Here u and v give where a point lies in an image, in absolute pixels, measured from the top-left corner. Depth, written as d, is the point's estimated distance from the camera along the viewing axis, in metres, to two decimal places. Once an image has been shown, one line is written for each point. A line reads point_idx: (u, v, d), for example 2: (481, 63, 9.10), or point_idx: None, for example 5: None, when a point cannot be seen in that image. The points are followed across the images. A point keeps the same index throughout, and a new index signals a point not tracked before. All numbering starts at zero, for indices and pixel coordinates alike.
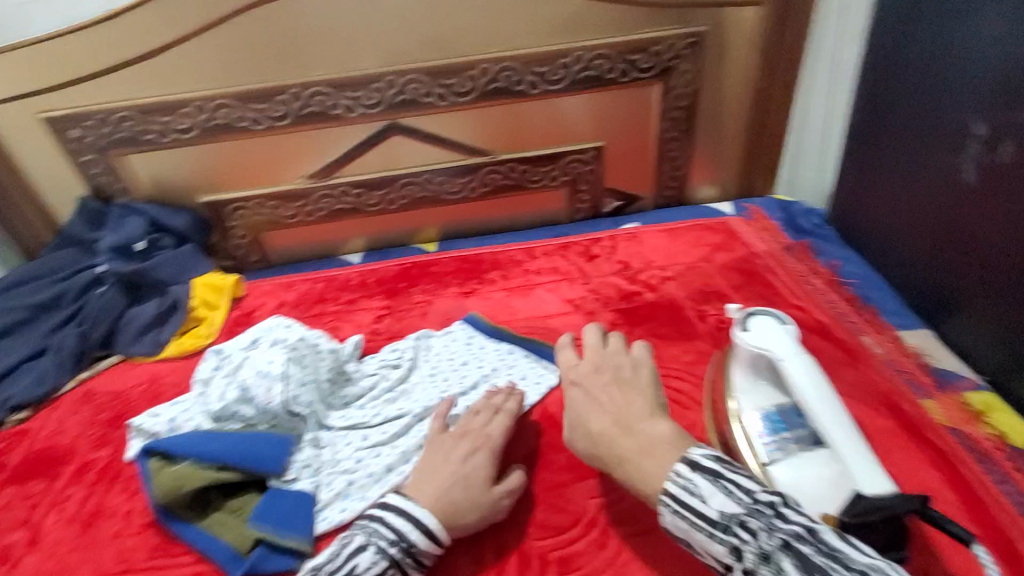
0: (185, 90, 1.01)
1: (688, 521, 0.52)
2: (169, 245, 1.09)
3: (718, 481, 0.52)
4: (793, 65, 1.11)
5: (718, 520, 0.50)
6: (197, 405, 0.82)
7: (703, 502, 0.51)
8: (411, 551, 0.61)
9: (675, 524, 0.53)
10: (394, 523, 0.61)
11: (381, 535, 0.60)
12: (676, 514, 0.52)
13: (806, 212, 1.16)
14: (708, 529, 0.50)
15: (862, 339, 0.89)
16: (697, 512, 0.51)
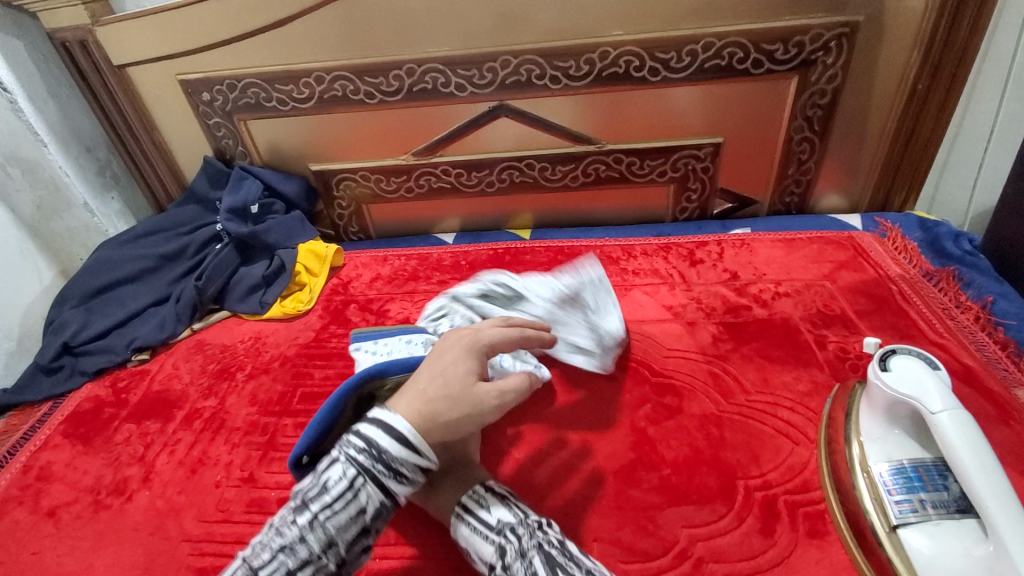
0: (307, 60, 1.03)
1: (475, 528, 0.59)
2: (280, 210, 1.13)
3: (505, 501, 0.61)
4: (964, 63, 0.95)
5: (495, 526, 0.58)
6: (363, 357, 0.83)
7: (488, 512, 0.60)
8: (381, 459, 0.57)
9: (465, 532, 0.60)
10: (367, 434, 0.58)
11: (351, 445, 0.58)
12: (467, 523, 0.60)
13: (954, 235, 1.01)
14: (485, 533, 0.58)
15: (1019, 393, 0.76)
16: (479, 518, 0.59)
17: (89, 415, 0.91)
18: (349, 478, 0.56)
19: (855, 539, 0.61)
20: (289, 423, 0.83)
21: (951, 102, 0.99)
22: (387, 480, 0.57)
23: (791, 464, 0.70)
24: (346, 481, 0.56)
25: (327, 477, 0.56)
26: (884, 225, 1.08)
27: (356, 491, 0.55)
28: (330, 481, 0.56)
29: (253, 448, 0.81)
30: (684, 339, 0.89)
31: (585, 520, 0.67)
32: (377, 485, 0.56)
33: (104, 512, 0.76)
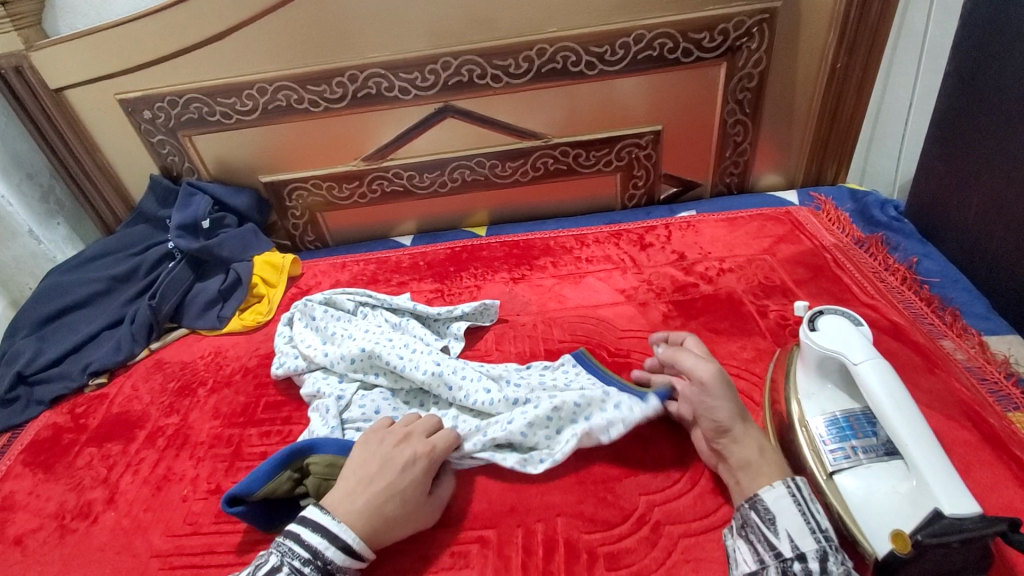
0: (248, 72, 1.03)
1: (802, 509, 0.55)
2: (233, 223, 1.13)
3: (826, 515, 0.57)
4: (877, 42, 1.02)
5: (828, 532, 0.54)
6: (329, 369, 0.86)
7: (820, 514, 0.55)
8: (327, 570, 0.58)
9: (786, 502, 0.56)
10: (314, 542, 0.58)
11: (294, 555, 0.57)
12: (794, 497, 0.56)
13: (881, 203, 1.07)
14: (812, 528, 0.54)
15: (944, 343, 0.82)
16: (813, 512, 0.55)
17: (49, 442, 0.89)
18: None
19: None
20: (254, 433, 0.84)
21: (868, 79, 1.06)
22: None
23: None
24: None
25: None
26: (818, 199, 1.14)
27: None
28: None
29: (219, 460, 0.81)
30: (637, 319, 0.93)
31: (549, 497, 0.70)
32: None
33: (70, 536, 0.75)
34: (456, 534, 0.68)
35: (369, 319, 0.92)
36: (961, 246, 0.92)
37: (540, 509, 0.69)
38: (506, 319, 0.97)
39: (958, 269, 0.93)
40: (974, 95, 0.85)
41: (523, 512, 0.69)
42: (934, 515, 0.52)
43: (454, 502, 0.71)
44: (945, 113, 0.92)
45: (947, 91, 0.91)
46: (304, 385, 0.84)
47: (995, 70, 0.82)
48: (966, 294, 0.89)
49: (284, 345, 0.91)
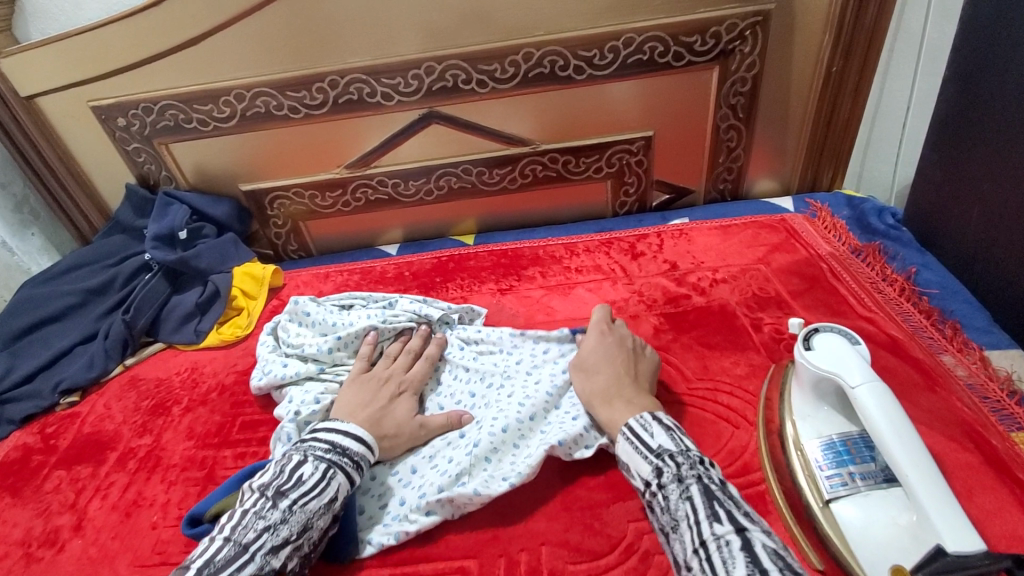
0: (225, 78, 1.00)
1: (634, 445, 0.61)
2: (212, 233, 1.09)
3: (670, 430, 0.62)
4: (873, 45, 0.99)
5: (656, 448, 0.60)
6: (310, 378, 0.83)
7: (650, 435, 0.61)
8: (348, 454, 0.64)
9: (623, 445, 0.62)
10: (334, 439, 0.65)
11: (316, 447, 0.64)
12: (626, 439, 0.62)
13: (878, 210, 1.04)
14: (644, 453, 0.60)
15: (944, 358, 0.79)
16: (642, 440, 0.61)
17: (18, 464, 0.86)
18: (322, 471, 0.61)
19: (794, 516, 0.62)
20: (228, 455, 0.80)
21: (864, 83, 1.03)
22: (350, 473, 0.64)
23: (733, 447, 0.71)
24: (321, 472, 0.61)
25: (301, 474, 0.60)
26: (814, 206, 1.11)
27: (329, 481, 0.61)
28: (304, 477, 0.60)
29: (191, 484, 0.77)
30: None
31: (533, 524, 0.67)
32: (346, 477, 0.63)
33: (35, 566, 0.72)
34: (436, 564, 0.65)
35: (355, 313, 0.90)
36: (961, 255, 0.89)
37: (523, 538, 0.66)
38: (492, 332, 0.94)
39: (957, 279, 0.90)
40: (974, 100, 0.83)
41: (506, 541, 0.66)
42: (934, 551, 0.49)
43: (434, 529, 0.68)
44: (945, 118, 0.89)
45: (947, 96, 0.88)
46: (281, 404, 0.81)
47: (995, 74, 0.79)
48: (967, 306, 0.86)
49: (269, 352, 0.88)
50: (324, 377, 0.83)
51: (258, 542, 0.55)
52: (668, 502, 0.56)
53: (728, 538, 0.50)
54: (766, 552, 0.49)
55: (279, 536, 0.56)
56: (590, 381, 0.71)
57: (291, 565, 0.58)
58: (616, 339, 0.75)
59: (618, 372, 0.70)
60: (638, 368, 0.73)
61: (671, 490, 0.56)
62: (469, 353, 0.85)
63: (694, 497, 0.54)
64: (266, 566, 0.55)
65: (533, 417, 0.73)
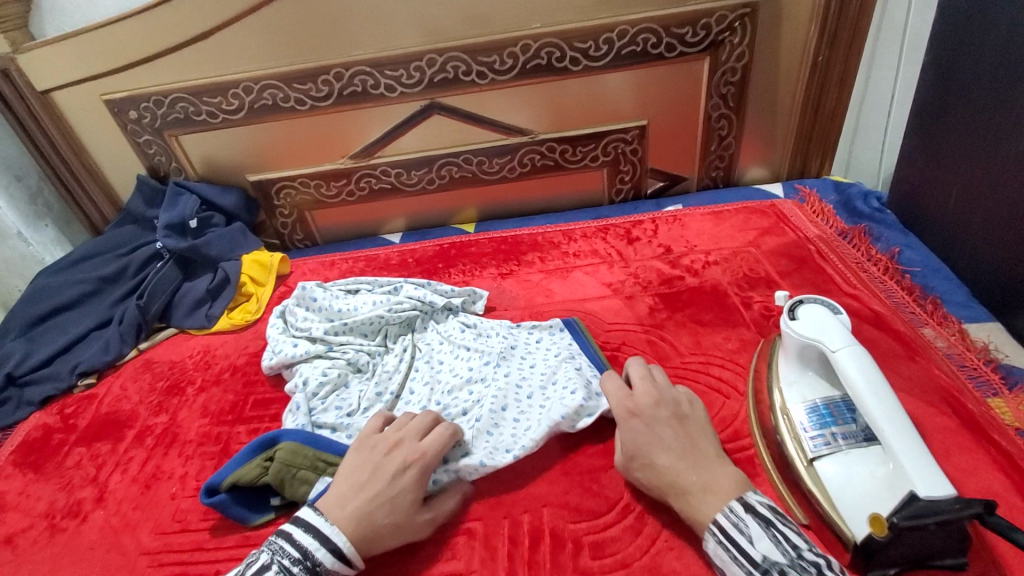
0: (233, 71, 1.04)
1: (732, 554, 0.54)
2: (220, 223, 1.13)
3: (769, 528, 0.54)
4: (858, 35, 1.03)
5: (761, 563, 0.52)
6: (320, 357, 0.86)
7: (750, 542, 0.54)
8: (316, 570, 0.57)
9: (718, 553, 0.55)
10: (301, 541, 0.58)
11: (282, 554, 0.57)
12: (721, 545, 0.55)
13: (864, 195, 1.08)
14: (746, 568, 0.53)
15: (925, 332, 0.83)
16: (742, 549, 0.54)
17: (39, 443, 0.89)
18: None
19: (781, 477, 0.66)
20: (242, 431, 0.84)
21: (850, 72, 1.07)
22: None
23: (724, 415, 0.75)
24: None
25: None
26: (803, 192, 1.14)
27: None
28: None
29: (208, 458, 0.81)
30: (623, 312, 0.94)
31: (535, 488, 0.70)
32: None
33: (60, 535, 0.75)
34: (443, 526, 0.68)
35: (361, 297, 0.94)
36: (941, 235, 0.93)
37: (526, 501, 0.69)
38: (494, 314, 0.98)
39: (939, 258, 0.94)
40: (952, 86, 0.86)
41: (509, 504, 0.69)
42: (908, 498, 0.53)
43: (442, 494, 0.71)
44: (925, 104, 0.93)
45: (927, 83, 0.92)
46: (292, 381, 0.84)
47: (971, 61, 0.83)
48: (947, 283, 0.90)
49: (279, 334, 0.91)
50: (332, 355, 0.86)
51: None
52: None
53: None
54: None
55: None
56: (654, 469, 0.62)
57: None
58: (653, 407, 0.65)
59: (680, 445, 0.62)
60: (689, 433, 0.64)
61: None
62: (468, 334, 0.89)
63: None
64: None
65: (531, 396, 0.77)
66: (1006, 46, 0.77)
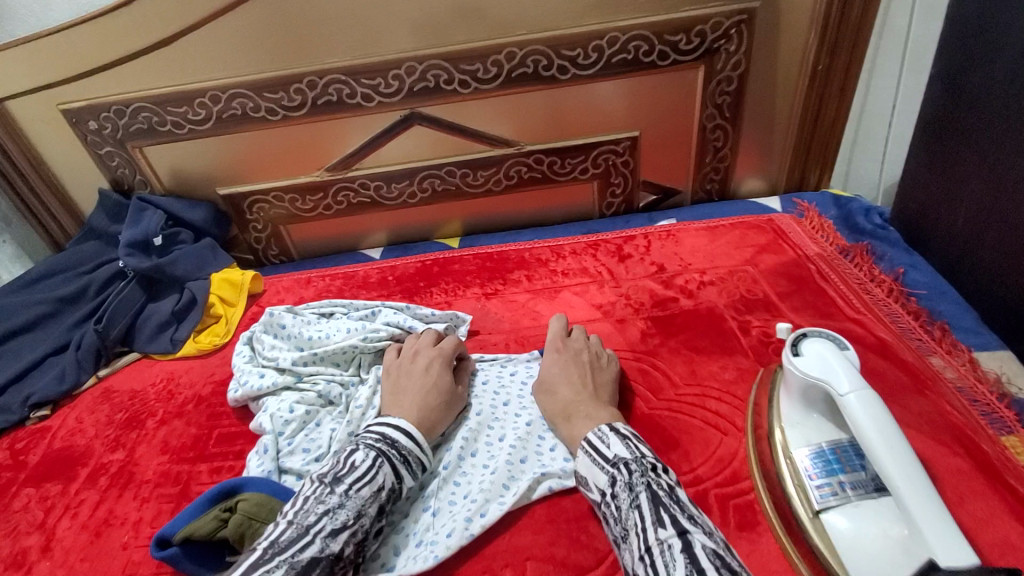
0: (199, 79, 0.97)
1: (591, 457, 0.61)
2: (188, 239, 1.07)
3: (627, 440, 0.61)
4: (858, 44, 0.98)
5: (611, 459, 0.59)
6: (289, 390, 0.80)
7: (607, 446, 0.60)
8: (395, 448, 0.64)
9: (584, 461, 0.61)
10: (393, 434, 0.65)
11: (369, 437, 0.65)
12: (584, 451, 0.61)
13: (866, 209, 1.03)
14: (602, 465, 0.59)
15: (933, 361, 0.78)
16: (599, 451, 0.60)
17: None
18: (374, 460, 0.61)
19: (783, 525, 0.60)
20: (204, 470, 0.78)
21: (850, 82, 1.02)
22: (399, 465, 0.63)
23: (721, 455, 0.70)
24: (371, 460, 0.61)
25: (354, 461, 0.61)
26: (801, 206, 1.10)
27: (377, 470, 0.61)
28: (356, 464, 0.61)
29: (165, 501, 0.75)
30: (613, 337, 0.88)
31: (517, 538, 0.65)
32: (393, 470, 0.62)
33: None
34: None
35: (334, 323, 0.88)
36: (949, 256, 0.88)
37: (508, 553, 0.64)
38: (477, 338, 0.92)
39: (945, 280, 0.89)
40: (960, 99, 0.82)
41: (490, 557, 0.64)
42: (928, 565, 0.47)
43: None
44: (932, 117, 0.88)
45: (933, 95, 0.87)
46: (258, 416, 0.79)
47: (981, 74, 0.78)
48: (955, 307, 0.85)
49: (245, 363, 0.85)
50: (301, 387, 0.81)
51: (318, 525, 0.55)
52: (619, 512, 0.55)
53: (670, 542, 0.49)
54: (706, 554, 0.47)
55: (336, 520, 0.56)
56: (553, 390, 0.74)
57: (350, 554, 0.56)
58: (571, 354, 0.78)
59: (577, 383, 0.73)
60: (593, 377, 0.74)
61: (625, 498, 0.55)
62: None
63: (642, 504, 0.53)
64: (324, 551, 0.54)
65: (502, 438, 0.74)
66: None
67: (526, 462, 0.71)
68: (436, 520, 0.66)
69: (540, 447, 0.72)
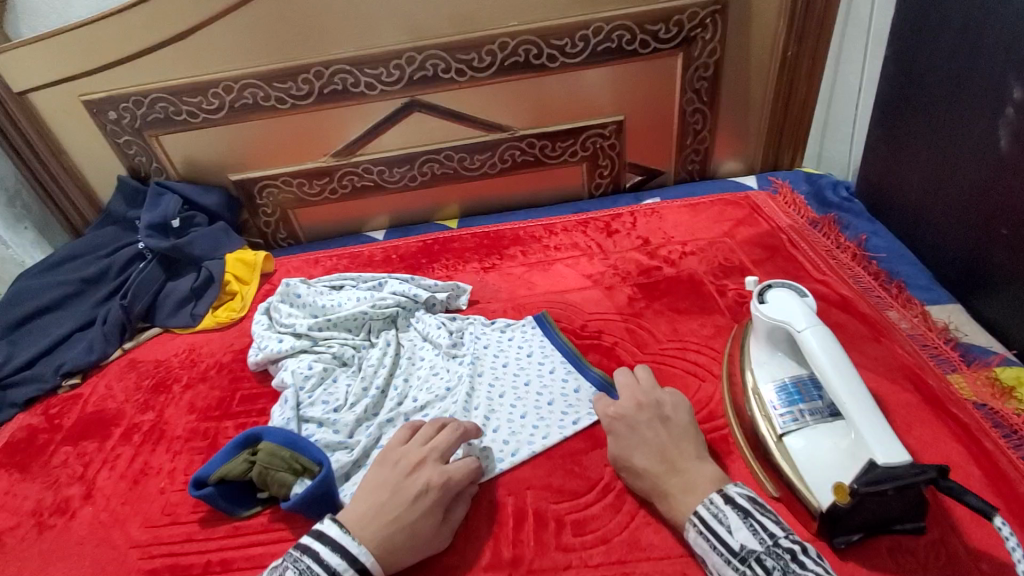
0: (214, 71, 1.04)
1: (711, 543, 0.56)
2: (203, 222, 1.14)
3: (746, 518, 0.56)
4: (823, 33, 1.07)
5: (738, 551, 0.54)
6: (306, 353, 0.88)
7: (728, 531, 0.55)
8: None
9: (698, 542, 0.57)
10: (329, 559, 0.57)
11: (309, 568, 0.56)
12: (701, 533, 0.57)
13: (834, 184, 1.12)
14: (726, 557, 0.55)
15: (890, 314, 0.86)
16: (720, 538, 0.56)
17: (24, 443, 0.89)
18: None
19: (752, 451, 0.70)
20: (230, 425, 0.85)
21: (817, 67, 1.11)
22: None
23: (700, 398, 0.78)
24: None
25: None
26: (775, 183, 1.18)
27: None
28: None
29: (196, 452, 0.82)
30: (602, 303, 0.96)
31: (518, 472, 0.73)
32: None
33: (49, 531, 0.76)
34: None
35: (345, 294, 0.96)
36: (905, 223, 0.97)
37: (510, 484, 0.71)
38: (477, 306, 1.00)
39: (903, 245, 0.98)
40: (911, 78, 0.90)
41: (495, 488, 0.71)
42: (867, 466, 0.55)
43: None
44: (888, 96, 0.96)
45: (888, 76, 0.96)
46: (278, 374, 0.86)
47: (928, 55, 0.86)
48: (911, 268, 0.93)
49: (264, 330, 0.92)
50: (318, 349, 0.88)
51: None
52: None
53: None
54: None
55: None
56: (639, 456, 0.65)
57: None
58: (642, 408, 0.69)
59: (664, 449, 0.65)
60: (667, 430, 0.67)
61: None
62: (445, 332, 0.91)
63: None
64: None
65: (503, 394, 0.81)
66: (969, 40, 0.79)
67: (527, 417, 0.78)
68: None
69: (539, 401, 0.80)
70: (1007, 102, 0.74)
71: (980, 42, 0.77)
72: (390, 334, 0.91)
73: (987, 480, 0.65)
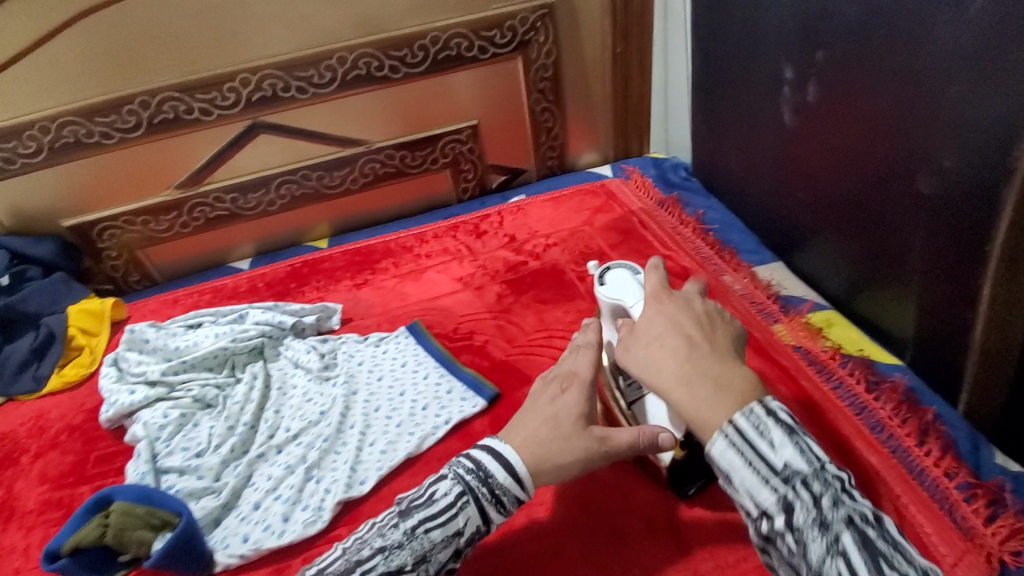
0: (22, 110, 0.95)
1: (744, 458, 0.45)
2: (38, 274, 1.03)
3: (792, 435, 0.46)
4: (643, 31, 1.17)
5: (781, 469, 0.45)
6: (163, 400, 0.82)
7: (771, 447, 0.45)
8: (487, 482, 0.55)
9: (726, 455, 0.46)
10: (477, 455, 0.57)
11: (459, 464, 0.57)
12: (733, 446, 0.46)
13: (675, 166, 1.23)
14: (763, 474, 0.45)
15: (726, 278, 0.96)
16: (758, 452, 0.45)
17: None
18: (453, 495, 0.54)
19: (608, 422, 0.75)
20: (86, 491, 0.78)
21: (645, 61, 1.21)
22: (485, 505, 0.55)
23: None
24: (453, 497, 0.54)
25: (435, 490, 0.55)
26: (627, 170, 1.26)
27: (458, 511, 0.54)
28: (437, 495, 0.54)
29: (48, 527, 0.75)
30: (474, 303, 0.99)
31: (398, 482, 0.73)
32: (479, 508, 0.55)
33: None
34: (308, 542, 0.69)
35: (202, 332, 0.91)
36: (732, 195, 1.08)
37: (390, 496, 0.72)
38: (350, 325, 0.99)
39: (734, 216, 1.09)
40: (715, 67, 1.01)
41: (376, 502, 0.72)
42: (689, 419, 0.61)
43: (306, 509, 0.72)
44: (702, 83, 1.07)
45: (699, 66, 1.06)
46: (131, 430, 0.80)
47: (723, 46, 0.97)
48: (742, 235, 1.04)
49: (113, 384, 0.85)
50: (175, 395, 0.83)
51: (370, 563, 0.51)
52: (800, 548, 0.42)
53: None
54: None
55: (392, 564, 0.51)
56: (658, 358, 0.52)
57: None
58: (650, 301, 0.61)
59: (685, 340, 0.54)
60: (717, 334, 0.54)
61: (812, 537, 0.42)
62: (315, 356, 0.88)
63: (847, 551, 0.41)
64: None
65: (378, 408, 0.81)
66: (751, 30, 0.90)
67: (402, 425, 0.78)
68: (320, 485, 0.73)
69: (413, 408, 0.80)
70: (784, 82, 0.85)
71: (758, 31, 0.88)
72: (258, 365, 0.87)
73: (804, 413, 0.74)
